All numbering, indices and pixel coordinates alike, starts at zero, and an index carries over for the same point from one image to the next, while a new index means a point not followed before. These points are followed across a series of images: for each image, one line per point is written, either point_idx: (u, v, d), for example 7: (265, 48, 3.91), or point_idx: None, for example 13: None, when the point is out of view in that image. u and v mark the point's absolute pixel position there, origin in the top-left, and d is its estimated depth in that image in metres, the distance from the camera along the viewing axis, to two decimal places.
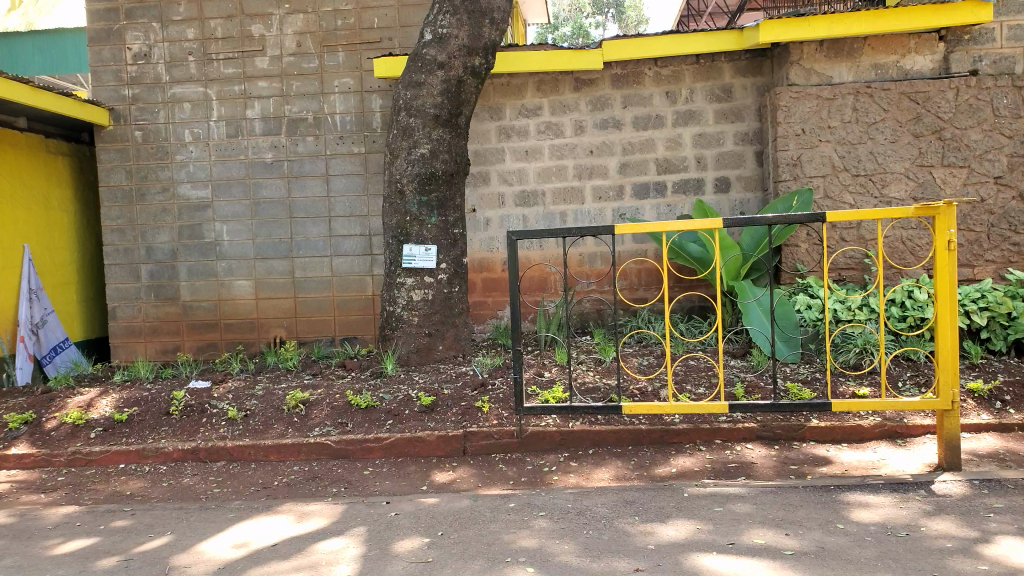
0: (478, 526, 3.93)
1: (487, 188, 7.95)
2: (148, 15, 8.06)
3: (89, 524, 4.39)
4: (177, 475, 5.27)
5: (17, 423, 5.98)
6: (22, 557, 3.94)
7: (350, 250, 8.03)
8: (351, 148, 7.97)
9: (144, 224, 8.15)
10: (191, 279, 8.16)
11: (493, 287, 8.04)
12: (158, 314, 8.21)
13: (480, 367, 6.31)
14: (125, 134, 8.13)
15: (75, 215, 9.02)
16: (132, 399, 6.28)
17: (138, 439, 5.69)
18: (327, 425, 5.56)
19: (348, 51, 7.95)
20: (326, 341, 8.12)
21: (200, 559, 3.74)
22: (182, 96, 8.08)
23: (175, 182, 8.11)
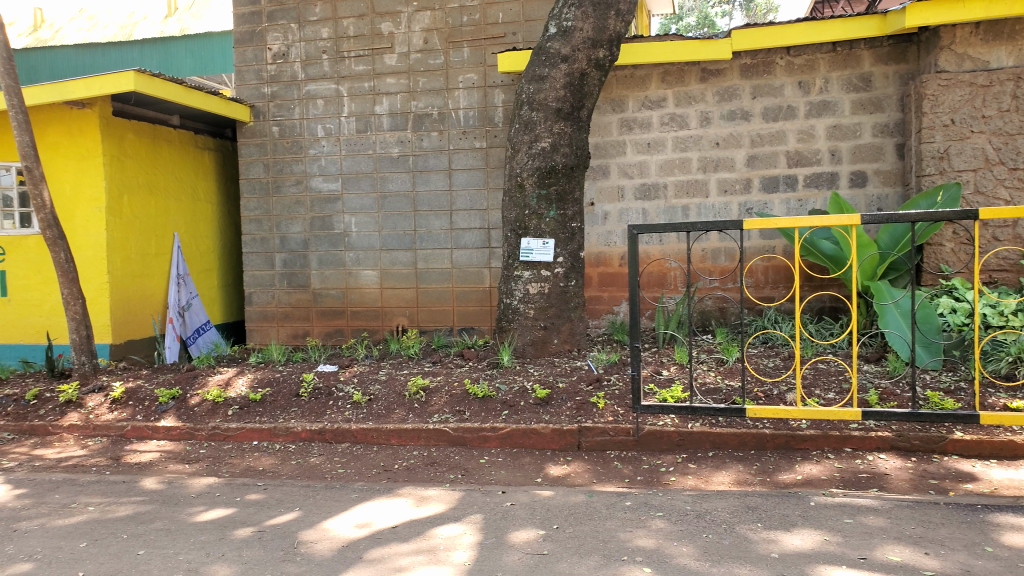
0: (594, 522, 3.90)
1: (607, 181, 7.88)
2: (287, 17, 8.48)
3: (227, 496, 4.69)
4: (305, 454, 5.54)
5: (165, 399, 6.47)
6: (169, 522, 4.25)
7: (470, 243, 8.17)
8: (473, 143, 8.09)
9: (279, 215, 8.60)
10: (321, 268, 8.54)
11: (610, 281, 7.95)
12: (290, 301, 8.64)
13: (596, 363, 6.26)
14: (263, 129, 8.60)
15: (219, 206, 9.63)
16: (266, 379, 6.65)
17: (270, 418, 6.02)
18: (446, 413, 5.68)
19: (473, 47, 8.06)
20: (444, 331, 8.29)
21: (325, 536, 3.91)
22: (316, 93, 8.45)
23: (308, 176, 8.50)
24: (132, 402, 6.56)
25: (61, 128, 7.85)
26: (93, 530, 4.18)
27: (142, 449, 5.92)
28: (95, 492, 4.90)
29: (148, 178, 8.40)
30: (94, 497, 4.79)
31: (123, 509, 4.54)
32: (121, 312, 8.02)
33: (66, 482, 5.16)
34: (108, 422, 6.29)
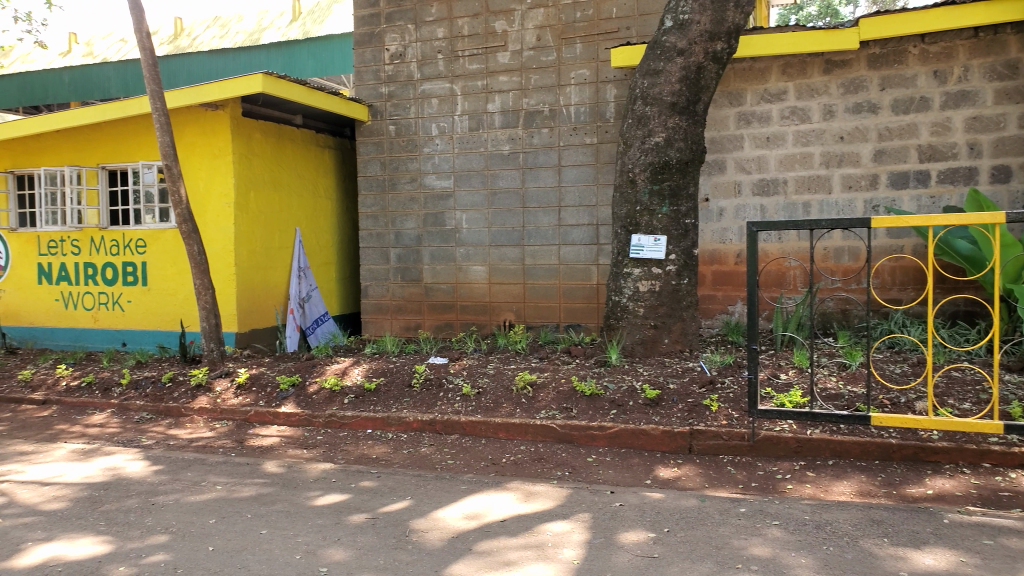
0: (706, 528, 3.80)
1: (722, 176, 7.65)
2: (404, 18, 8.71)
3: (342, 482, 4.86)
4: (416, 444, 5.67)
5: (286, 385, 6.78)
6: (289, 504, 4.46)
7: (579, 239, 8.12)
8: (584, 138, 8.05)
9: (394, 211, 8.84)
10: (433, 262, 8.72)
11: (725, 280, 7.73)
12: (403, 294, 8.87)
13: (708, 364, 6.09)
14: (380, 128, 8.86)
15: (337, 202, 10.00)
16: (380, 370, 6.86)
17: (384, 407, 6.21)
18: (553, 409, 5.69)
19: (586, 42, 8.02)
20: (551, 327, 8.29)
21: (436, 525, 3.99)
22: (431, 92, 8.63)
23: (422, 173, 8.69)
24: (256, 388, 6.92)
25: (197, 129, 8.37)
26: (221, 508, 4.43)
27: (265, 433, 6.23)
28: (222, 472, 5.20)
29: (273, 176, 8.83)
30: (221, 477, 5.08)
31: (248, 489, 4.79)
32: (247, 302, 8.48)
33: (196, 461, 5.50)
34: (234, 407, 6.67)
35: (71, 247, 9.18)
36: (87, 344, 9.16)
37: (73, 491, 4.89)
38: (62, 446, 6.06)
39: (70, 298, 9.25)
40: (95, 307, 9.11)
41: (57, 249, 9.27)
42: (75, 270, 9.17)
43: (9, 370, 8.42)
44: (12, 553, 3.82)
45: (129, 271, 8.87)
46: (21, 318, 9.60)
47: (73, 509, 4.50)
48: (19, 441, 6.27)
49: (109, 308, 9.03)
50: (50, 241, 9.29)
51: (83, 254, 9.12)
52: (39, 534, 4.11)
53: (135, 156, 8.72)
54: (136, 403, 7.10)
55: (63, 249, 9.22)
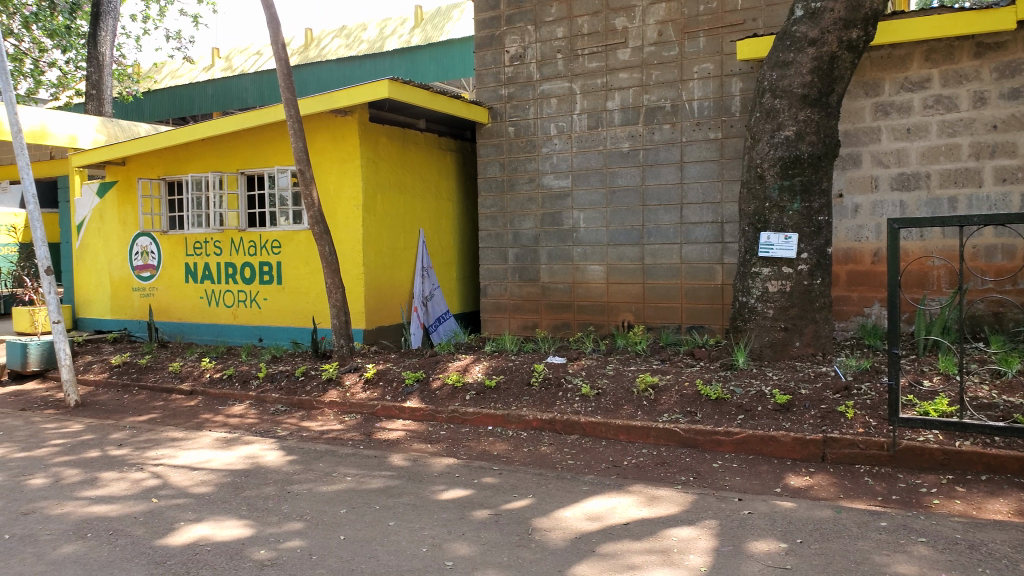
0: (844, 541, 3.61)
1: (858, 171, 7.25)
2: (524, 19, 8.78)
3: (465, 477, 4.95)
4: (536, 442, 5.70)
5: (411, 381, 6.98)
6: (415, 497, 4.58)
7: (702, 237, 7.91)
8: (707, 134, 7.84)
9: (513, 211, 8.92)
10: (550, 262, 8.73)
11: (860, 280, 7.32)
12: (522, 293, 8.93)
13: (843, 369, 5.78)
14: (500, 130, 8.96)
15: (459, 203, 10.20)
16: (500, 367, 6.94)
17: (504, 405, 6.28)
18: (677, 412, 5.56)
19: (710, 35, 7.81)
20: (672, 328, 8.11)
21: (559, 525, 3.99)
22: (550, 92, 8.65)
23: (541, 173, 8.73)
24: (382, 383, 7.16)
25: (328, 135, 8.76)
26: (351, 499, 4.61)
27: (391, 427, 6.43)
28: (351, 464, 5.41)
29: (399, 179, 9.11)
30: (351, 468, 5.29)
31: (376, 481, 4.96)
32: (374, 300, 8.78)
33: (327, 452, 5.75)
34: (362, 401, 6.93)
35: (214, 248, 9.82)
36: (228, 338, 9.76)
37: (217, 476, 5.23)
38: (207, 434, 6.49)
39: (213, 296, 9.89)
40: (235, 304, 9.69)
41: (202, 250, 9.94)
42: (217, 269, 9.79)
43: (161, 362, 9.11)
44: (167, 532, 4.13)
45: (266, 271, 9.38)
46: (170, 314, 10.35)
47: (218, 493, 4.81)
48: (170, 428, 6.78)
49: (247, 305, 9.59)
50: (196, 242, 9.96)
51: (225, 255, 9.73)
52: (190, 515, 4.41)
53: (272, 162, 9.23)
54: (272, 395, 7.51)
55: (208, 250, 9.88)
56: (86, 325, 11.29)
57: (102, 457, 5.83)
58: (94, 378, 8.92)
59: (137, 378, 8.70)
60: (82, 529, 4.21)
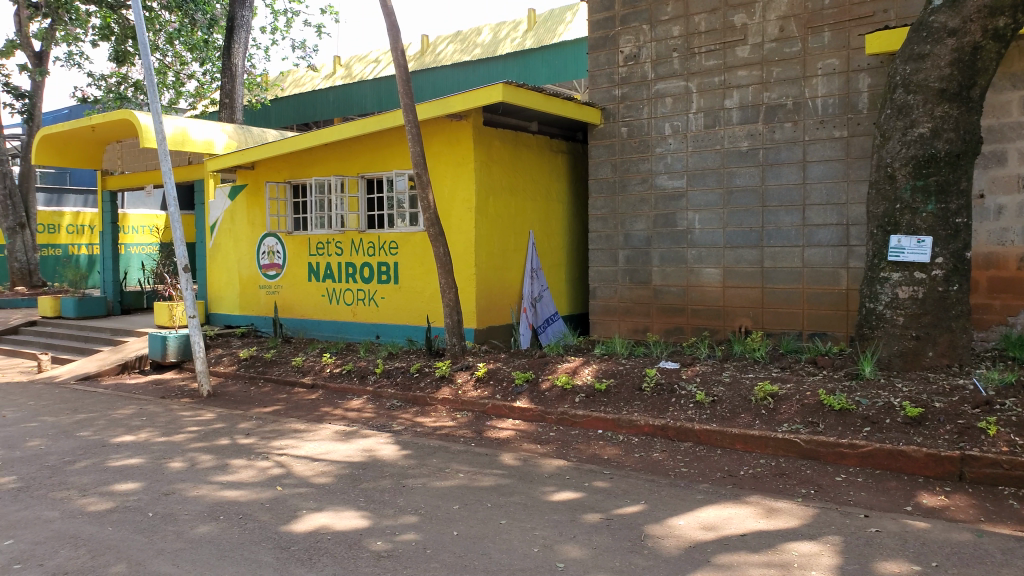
0: (985, 567, 3.36)
1: (1002, 170, 6.76)
2: (639, 19, 8.68)
3: (576, 479, 4.94)
4: (648, 448, 5.61)
5: (521, 381, 7.02)
6: (526, 497, 4.61)
7: (825, 240, 7.58)
8: (832, 132, 7.50)
9: (625, 213, 8.82)
10: (663, 265, 8.58)
11: (1002, 287, 6.81)
12: (632, 296, 8.81)
13: (983, 382, 5.37)
14: (613, 131, 8.89)
15: (569, 205, 10.21)
16: (610, 371, 6.89)
17: (615, 409, 6.22)
18: (797, 423, 5.35)
19: (836, 29, 7.48)
20: (793, 335, 7.80)
21: (672, 533, 3.92)
22: (665, 92, 8.50)
23: (654, 174, 8.59)
24: (492, 382, 7.24)
25: (444, 138, 8.95)
26: (464, 495, 4.69)
27: (502, 426, 6.50)
28: (464, 461, 5.51)
29: (511, 181, 9.20)
30: (463, 465, 5.38)
31: (487, 479, 5.03)
32: (486, 300, 8.91)
33: (441, 448, 5.87)
34: (473, 399, 7.04)
35: (335, 248, 10.23)
36: (347, 335, 10.14)
37: (336, 467, 5.45)
38: (327, 426, 6.77)
39: (333, 294, 10.30)
40: (354, 302, 10.06)
41: (324, 250, 10.37)
42: (338, 269, 10.20)
43: (285, 356, 9.57)
44: (291, 519, 4.33)
45: (383, 271, 9.69)
46: (294, 311, 10.86)
47: (338, 484, 5.00)
48: (293, 420, 7.11)
49: (365, 304, 9.93)
50: (318, 243, 10.41)
51: (345, 255, 10.13)
52: (311, 504, 4.61)
53: (391, 166, 9.54)
54: (387, 391, 7.75)
55: (329, 250, 10.30)
56: (218, 320, 12.00)
57: (232, 445, 6.19)
58: (224, 371, 9.49)
59: (263, 371, 9.18)
60: (215, 512, 4.48)
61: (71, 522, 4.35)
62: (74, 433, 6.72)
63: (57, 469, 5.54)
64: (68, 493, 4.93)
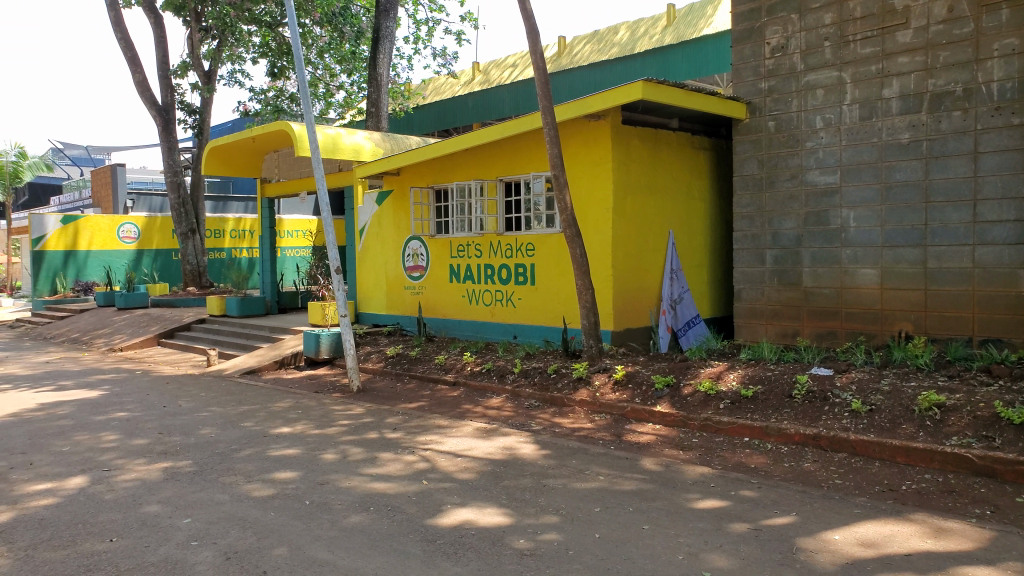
0: None
1: None
2: (787, 8, 8.31)
3: (722, 487, 4.78)
4: (798, 458, 5.35)
5: (661, 385, 6.89)
6: (670, 503, 4.52)
7: (1000, 238, 6.93)
8: (1009, 119, 6.86)
9: (773, 211, 8.47)
10: (814, 265, 8.16)
11: None
12: (780, 298, 8.44)
13: None
14: (760, 125, 8.55)
15: (711, 204, 9.91)
16: (756, 376, 6.63)
17: (762, 416, 5.98)
18: (968, 436, 4.93)
19: (1015, 6, 6.83)
20: (961, 341, 7.17)
21: (827, 547, 3.71)
22: (816, 83, 8.09)
23: (804, 169, 8.19)
24: (632, 386, 7.15)
25: (583, 139, 8.93)
26: (605, 498, 4.65)
27: (641, 430, 6.40)
28: (604, 463, 5.47)
29: (651, 180, 9.07)
30: (604, 467, 5.34)
31: (629, 483, 4.96)
32: (624, 301, 8.80)
33: (581, 450, 5.85)
34: (612, 401, 6.98)
35: (475, 251, 10.45)
36: (487, 335, 10.32)
37: (478, 464, 5.56)
38: (469, 423, 6.93)
39: (473, 295, 10.52)
40: (492, 303, 10.23)
41: (464, 253, 10.62)
42: (478, 270, 10.42)
43: (428, 354, 9.89)
44: (437, 513, 4.46)
45: (521, 272, 9.80)
46: (436, 311, 11.20)
47: (480, 481, 5.10)
48: (436, 416, 7.33)
49: (504, 304, 10.08)
50: (459, 245, 10.68)
51: (484, 257, 10.32)
52: (455, 499, 4.73)
53: (529, 168, 9.65)
54: (526, 391, 7.82)
55: (469, 253, 10.54)
56: (366, 319, 12.57)
57: (380, 439, 6.46)
58: (372, 367, 9.92)
59: (408, 369, 9.52)
60: (366, 502, 4.69)
61: (238, 506, 4.69)
62: (239, 423, 7.25)
63: (226, 455, 5.99)
64: (235, 479, 5.32)
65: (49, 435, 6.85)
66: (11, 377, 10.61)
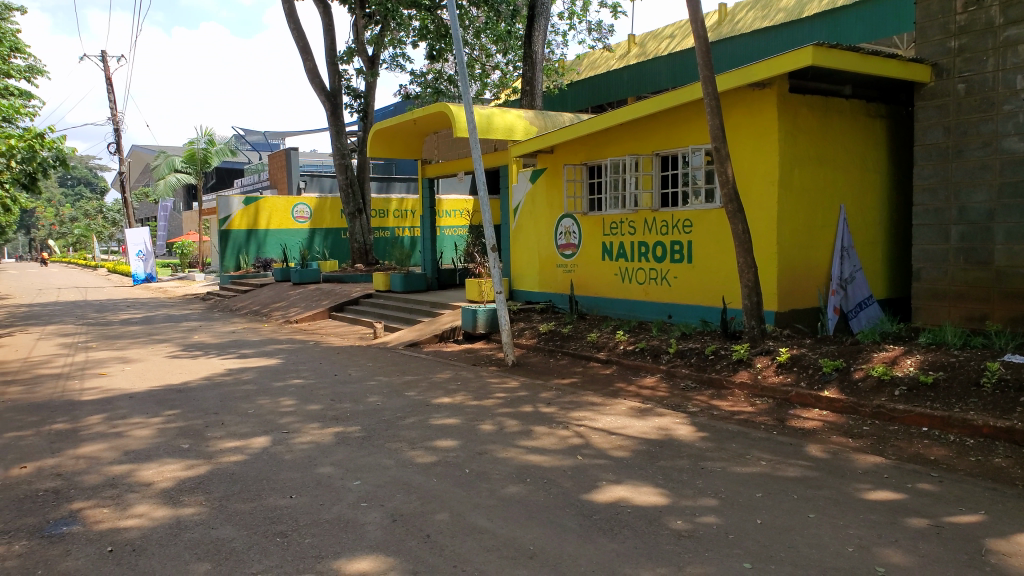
0: None
1: None
2: None
3: (897, 479, 4.47)
4: (986, 452, 4.90)
5: (829, 368, 6.53)
6: (837, 492, 4.28)
7: None
8: None
9: (960, 183, 7.73)
10: (1009, 242, 7.37)
11: None
12: (967, 279, 7.71)
13: None
14: (947, 89, 7.84)
15: (887, 176, 9.20)
16: (938, 362, 6.12)
17: (944, 405, 5.52)
18: None
19: None
20: None
21: (1021, 552, 3.38)
22: (1018, 39, 7.28)
23: (1000, 136, 7.41)
24: (797, 369, 6.83)
25: (745, 110, 8.55)
26: (767, 484, 4.48)
27: (806, 416, 6.10)
28: (766, 448, 5.26)
29: (820, 152, 8.54)
30: (766, 452, 5.15)
31: (793, 470, 4.75)
32: (788, 280, 8.38)
33: (740, 434, 5.67)
34: (775, 385, 6.70)
35: (630, 228, 10.30)
36: (640, 314, 10.17)
37: (633, 443, 5.52)
38: (623, 402, 6.90)
39: (628, 273, 10.39)
40: (647, 282, 10.06)
41: (618, 230, 10.50)
42: (632, 248, 10.27)
43: (581, 332, 9.90)
44: (592, 489, 4.48)
45: (677, 250, 9.57)
46: (589, 288, 11.17)
47: (636, 459, 5.07)
48: (590, 393, 7.35)
49: (659, 283, 9.88)
50: (613, 223, 10.57)
51: (639, 234, 10.16)
52: (610, 476, 4.73)
53: (687, 142, 9.40)
54: (682, 371, 7.67)
55: (623, 229, 10.41)
56: (520, 296, 12.75)
57: (535, 412, 6.57)
58: (526, 343, 10.10)
59: (561, 345, 9.60)
60: (523, 474, 4.79)
61: (403, 471, 4.94)
62: (403, 392, 7.62)
63: (392, 422, 6.33)
64: (400, 445, 5.60)
65: (237, 398, 7.53)
66: (203, 345, 11.71)
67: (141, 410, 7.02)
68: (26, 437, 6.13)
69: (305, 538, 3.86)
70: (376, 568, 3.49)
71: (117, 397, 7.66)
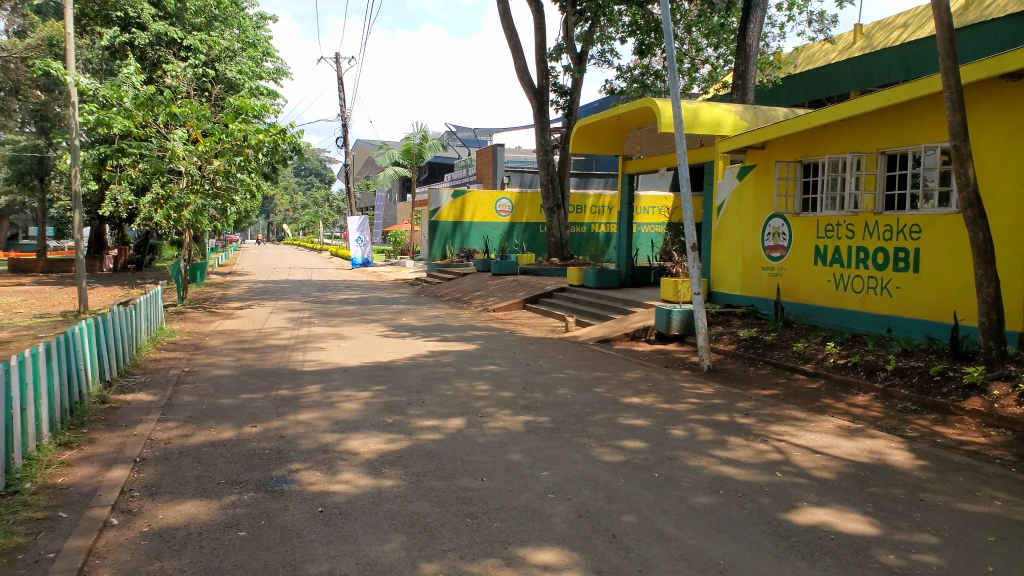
0: None
1: None
2: None
3: None
4: None
5: None
6: None
7: None
8: None
9: None
10: None
11: None
12: None
13: None
14: None
15: None
16: None
17: None
18: None
19: None
20: None
21: None
22: None
23: None
24: None
25: (993, 105, 7.62)
26: (1001, 527, 3.95)
27: None
28: (1001, 487, 4.64)
29: None
30: (1001, 492, 4.54)
31: None
32: None
33: (970, 467, 5.05)
34: (1016, 416, 5.91)
35: (847, 231, 9.56)
36: (855, 326, 9.37)
37: (839, 464, 5.11)
38: (830, 419, 6.41)
39: (842, 280, 9.64)
40: (864, 291, 9.28)
41: (833, 233, 9.80)
42: (848, 253, 9.53)
43: (786, 340, 9.33)
44: (791, 509, 4.19)
45: (902, 258, 8.73)
46: (797, 295, 10.51)
47: (843, 483, 4.68)
48: (792, 407, 6.90)
49: (879, 293, 9.06)
50: (829, 225, 9.86)
51: (857, 238, 9.39)
52: (812, 497, 4.40)
53: (920, 140, 8.56)
54: (901, 391, 6.99)
55: (839, 233, 9.69)
56: (719, 298, 12.28)
57: (730, 422, 6.28)
58: (724, 349, 9.70)
59: (763, 354, 9.12)
60: (715, 485, 4.59)
61: (592, 467, 4.92)
62: (593, 387, 7.61)
63: (581, 417, 6.33)
64: (588, 441, 5.58)
65: (436, 379, 7.91)
66: (408, 327, 12.43)
67: (352, 383, 7.59)
68: (256, 400, 6.84)
69: (494, 522, 3.95)
70: (561, 562, 3.49)
71: (333, 370, 8.34)
